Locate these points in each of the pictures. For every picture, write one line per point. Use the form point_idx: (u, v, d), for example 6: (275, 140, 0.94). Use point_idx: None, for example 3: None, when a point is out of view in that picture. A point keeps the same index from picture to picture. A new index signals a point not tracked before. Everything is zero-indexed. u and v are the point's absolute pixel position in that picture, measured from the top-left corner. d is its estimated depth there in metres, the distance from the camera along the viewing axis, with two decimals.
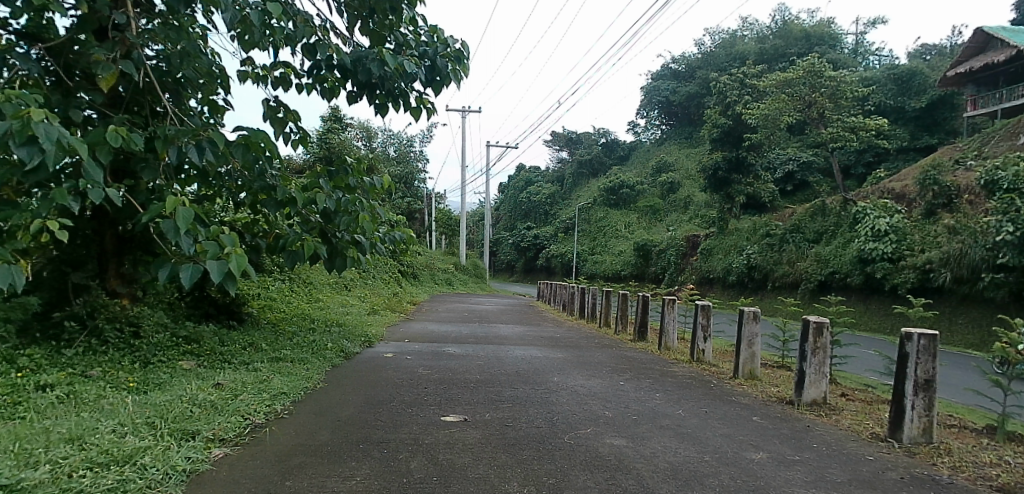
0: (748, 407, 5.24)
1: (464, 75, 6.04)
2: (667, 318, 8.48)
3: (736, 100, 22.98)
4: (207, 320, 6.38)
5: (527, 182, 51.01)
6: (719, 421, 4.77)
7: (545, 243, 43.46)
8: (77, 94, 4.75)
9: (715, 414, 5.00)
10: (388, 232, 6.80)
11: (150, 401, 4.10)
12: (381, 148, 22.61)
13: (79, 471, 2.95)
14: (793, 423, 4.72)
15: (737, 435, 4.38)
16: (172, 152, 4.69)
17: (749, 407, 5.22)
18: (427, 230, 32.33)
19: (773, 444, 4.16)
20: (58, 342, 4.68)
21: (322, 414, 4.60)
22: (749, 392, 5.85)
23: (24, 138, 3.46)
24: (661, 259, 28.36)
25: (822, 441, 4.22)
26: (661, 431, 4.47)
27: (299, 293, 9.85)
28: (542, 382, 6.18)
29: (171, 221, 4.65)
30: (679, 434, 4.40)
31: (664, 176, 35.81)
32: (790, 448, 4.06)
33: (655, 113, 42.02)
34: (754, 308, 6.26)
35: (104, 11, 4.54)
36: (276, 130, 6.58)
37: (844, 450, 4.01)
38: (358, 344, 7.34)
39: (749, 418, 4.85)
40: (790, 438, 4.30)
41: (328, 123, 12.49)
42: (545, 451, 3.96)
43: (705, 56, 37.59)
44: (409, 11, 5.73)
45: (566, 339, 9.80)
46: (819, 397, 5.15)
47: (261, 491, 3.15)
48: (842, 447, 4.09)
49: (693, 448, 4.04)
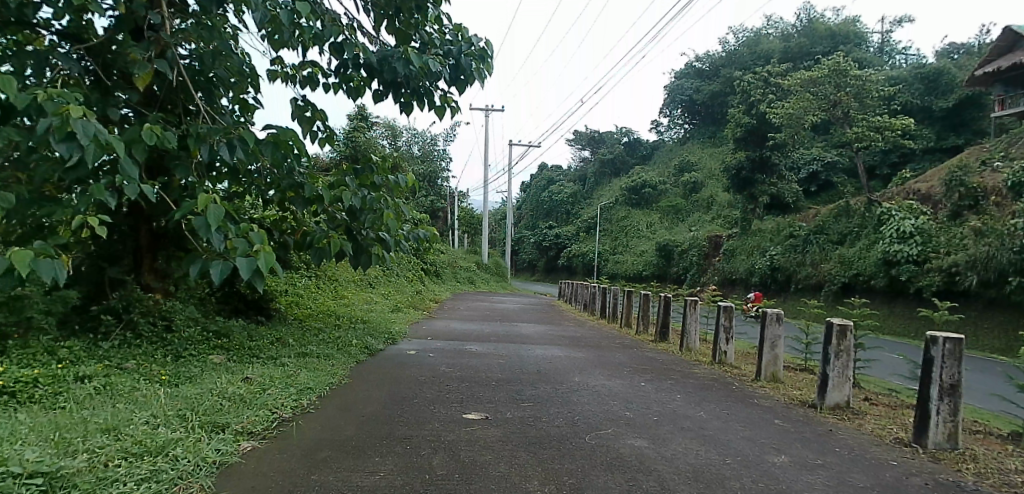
0: (770, 410, 5.20)
1: (488, 74, 6.07)
2: (689, 319, 8.42)
3: (760, 99, 22.73)
4: (236, 315, 6.51)
5: (549, 181, 50.93)
6: (741, 424, 4.74)
7: (567, 242, 43.40)
8: (115, 93, 4.88)
9: (737, 416, 4.97)
10: (412, 230, 6.86)
11: (182, 393, 4.20)
12: (406, 146, 22.76)
13: (115, 461, 3.03)
14: (815, 427, 4.68)
15: (759, 438, 4.35)
16: (203, 150, 4.79)
17: (771, 410, 5.18)
18: (449, 229, 32.52)
19: (795, 447, 4.13)
20: (95, 335, 4.79)
21: (346, 409, 4.67)
22: (772, 395, 5.79)
23: (63, 134, 3.58)
24: (684, 259, 28.16)
25: (844, 446, 4.18)
26: (683, 433, 4.45)
27: (323, 290, 9.96)
28: (563, 382, 6.19)
29: (203, 218, 4.75)
30: (701, 435, 4.38)
31: (687, 176, 35.50)
32: (814, 452, 4.02)
33: (677, 112, 41.70)
34: (777, 310, 6.18)
35: (140, 11, 4.64)
36: (304, 129, 6.68)
37: (867, 455, 3.96)
38: (382, 341, 7.42)
39: (771, 421, 4.82)
40: (812, 442, 4.26)
41: (353, 122, 12.64)
42: (566, 450, 3.98)
43: (728, 54, 37.19)
44: (434, 10, 5.79)
45: (588, 339, 9.78)
46: (842, 401, 5.09)
47: (289, 484, 3.22)
48: (865, 451, 4.04)
49: (714, 451, 4.02)
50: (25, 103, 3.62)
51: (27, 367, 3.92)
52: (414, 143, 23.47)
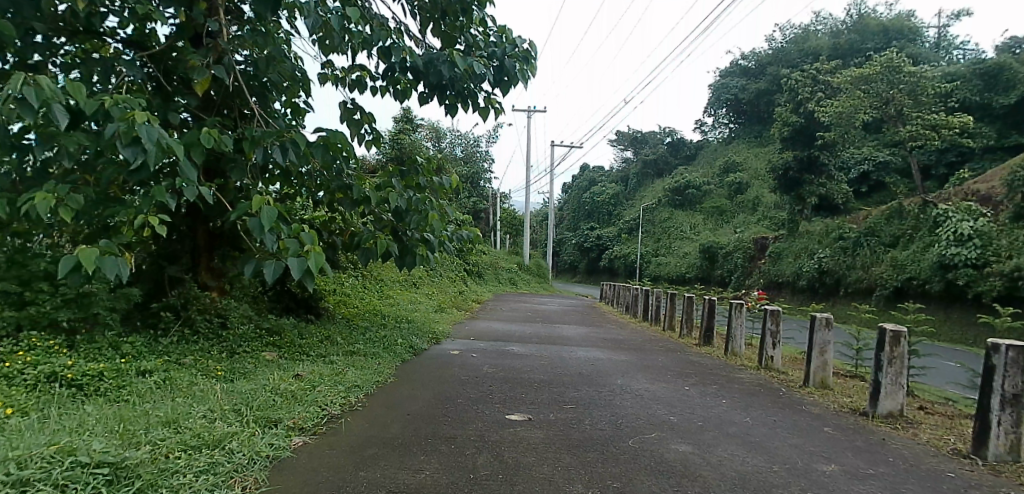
0: (819, 417, 5.05)
1: (531, 75, 6.08)
2: (735, 322, 8.25)
3: (809, 98, 22.14)
4: (287, 314, 6.69)
5: (590, 182, 50.64)
6: (789, 431, 4.62)
7: (609, 243, 43.08)
8: (175, 98, 5.07)
9: (785, 423, 4.84)
10: (456, 231, 6.91)
11: (237, 389, 4.32)
12: (449, 147, 22.96)
13: (175, 453, 3.13)
14: (867, 435, 4.52)
15: (808, 446, 4.23)
16: (258, 153, 4.93)
17: (820, 417, 5.03)
18: (491, 229, 32.67)
19: (845, 456, 4.00)
20: (156, 331, 4.98)
21: (392, 407, 4.74)
22: (821, 402, 5.62)
23: (129, 139, 3.73)
24: (729, 262, 27.59)
25: (898, 456, 4.02)
26: (729, 439, 4.36)
27: (369, 290, 10.11)
28: (606, 384, 6.13)
29: (257, 218, 4.88)
30: (746, 442, 4.28)
31: (731, 176, 34.78)
32: (866, 461, 3.89)
33: (721, 111, 40.93)
34: (827, 315, 5.99)
35: (200, 18, 4.80)
36: (352, 131, 6.81)
37: (922, 466, 3.81)
38: (426, 340, 7.50)
39: (820, 428, 4.68)
40: (864, 451, 4.11)
41: (399, 124, 12.82)
42: (610, 453, 3.95)
43: (775, 52, 36.30)
44: (479, 13, 5.82)
45: (631, 342, 9.67)
46: (895, 410, 4.89)
47: (338, 480, 3.28)
48: (920, 462, 3.89)
49: (761, 458, 3.93)
50: (94, 108, 3.77)
51: (93, 361, 3.93)
52: (458, 145, 23.61)
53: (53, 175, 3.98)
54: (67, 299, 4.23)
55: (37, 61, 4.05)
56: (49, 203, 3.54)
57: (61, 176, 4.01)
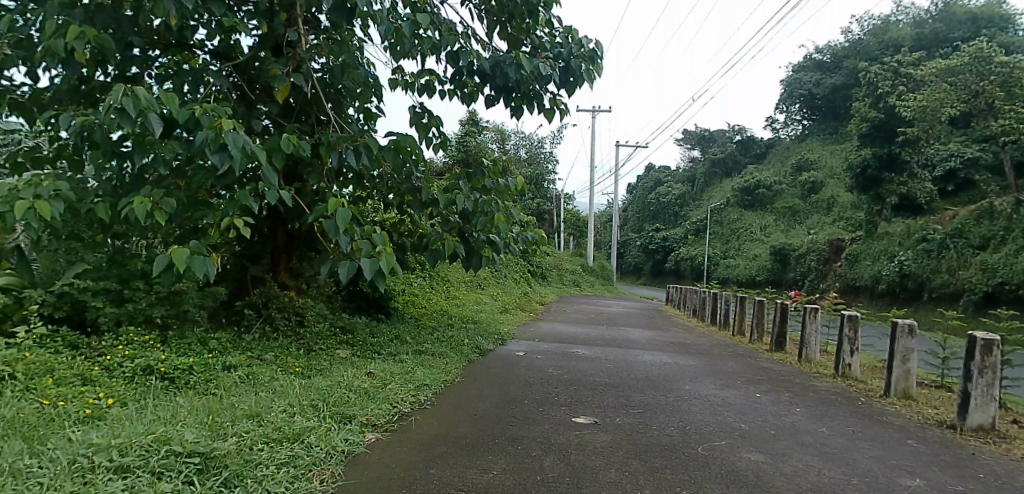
0: (901, 428, 4.78)
1: (597, 74, 6.02)
2: (809, 327, 7.91)
3: (889, 92, 21.00)
4: (359, 313, 6.89)
5: (656, 182, 49.79)
6: (868, 442, 4.39)
7: (675, 245, 42.24)
8: (257, 106, 5.31)
9: (864, 434, 4.61)
10: (521, 232, 6.94)
11: (314, 384, 4.49)
12: (514, 149, 23.08)
13: (259, 445, 3.27)
14: (955, 449, 4.24)
15: (889, 458, 4.01)
16: (333, 158, 5.10)
17: (902, 429, 4.76)
18: (555, 231, 32.64)
19: (930, 470, 3.77)
20: (239, 328, 5.26)
21: (460, 407, 4.80)
22: (903, 413, 5.32)
23: (217, 146, 3.94)
24: (803, 264, 26.50)
25: (990, 472, 3.76)
26: (803, 449, 4.19)
27: (436, 290, 10.28)
28: (674, 389, 6.00)
29: (332, 220, 5.05)
30: (823, 452, 4.10)
31: (805, 174, 33.38)
32: (955, 477, 3.65)
33: (794, 108, 39.39)
34: (910, 321, 5.65)
35: (280, 29, 5.01)
36: (420, 135, 6.95)
37: (1018, 484, 3.55)
38: (492, 341, 7.57)
39: (902, 441, 4.43)
40: (951, 466, 3.86)
41: (465, 126, 13.00)
42: (678, 460, 3.86)
43: (852, 44, 34.63)
44: (545, 13, 5.82)
45: (699, 346, 9.43)
46: (986, 423, 4.56)
47: (408, 476, 3.35)
48: (1014, 480, 3.62)
49: (839, 470, 3.75)
50: (185, 117, 4.00)
51: (184, 355, 4.12)
52: (522, 146, 23.71)
53: (149, 181, 4.25)
54: (160, 298, 4.40)
55: (135, 73, 4.32)
56: (146, 207, 3.79)
57: (156, 181, 4.27)
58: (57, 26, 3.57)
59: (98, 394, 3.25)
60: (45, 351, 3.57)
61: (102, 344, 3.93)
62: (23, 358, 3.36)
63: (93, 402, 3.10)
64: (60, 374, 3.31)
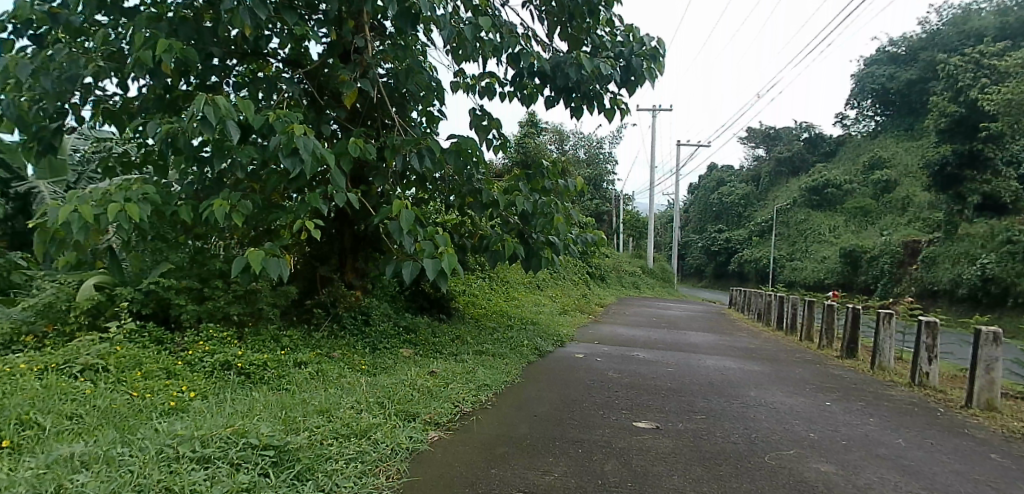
0: (985, 443, 4.48)
1: (659, 73, 5.91)
2: (883, 334, 7.53)
3: (970, 85, 19.64)
4: (422, 313, 7.02)
5: (718, 182, 48.57)
6: (949, 456, 4.14)
7: (738, 247, 41.09)
8: (326, 111, 5.48)
9: (944, 447, 4.35)
10: (580, 233, 6.89)
11: (379, 382, 4.60)
12: (572, 150, 22.97)
13: (328, 439, 3.37)
14: None
15: (972, 474, 3.77)
16: (397, 161, 5.21)
17: (987, 443, 4.47)
18: (614, 232, 32.32)
19: (1019, 489, 3.52)
20: (309, 326, 5.46)
21: (521, 408, 4.81)
22: (986, 426, 4.98)
23: (289, 150, 4.09)
24: (876, 267, 25.28)
25: None
26: (877, 461, 3.99)
27: (496, 291, 10.35)
28: (738, 395, 5.83)
29: (397, 222, 5.16)
30: (899, 465, 3.89)
31: (878, 173, 31.83)
32: None
33: (866, 104, 37.62)
34: (995, 329, 5.29)
35: (348, 36, 5.16)
36: (481, 137, 7.01)
37: None
38: (551, 342, 7.55)
39: (987, 455, 4.16)
40: None
41: (525, 128, 13.04)
42: (744, 468, 3.75)
43: (930, 35, 32.80)
44: (606, 13, 5.76)
45: (765, 352, 9.12)
46: None
47: (470, 475, 3.38)
48: None
49: (916, 484, 3.56)
50: (260, 123, 4.17)
51: (258, 351, 4.28)
52: (580, 147, 23.58)
53: (227, 184, 4.45)
54: (237, 296, 4.55)
55: (214, 82, 4.53)
56: (224, 209, 3.97)
57: (234, 184, 4.47)
58: (145, 39, 3.79)
59: (181, 387, 3.41)
60: (135, 346, 3.78)
61: (184, 339, 4.13)
62: (115, 352, 3.57)
63: (177, 395, 3.25)
64: (147, 367, 3.50)
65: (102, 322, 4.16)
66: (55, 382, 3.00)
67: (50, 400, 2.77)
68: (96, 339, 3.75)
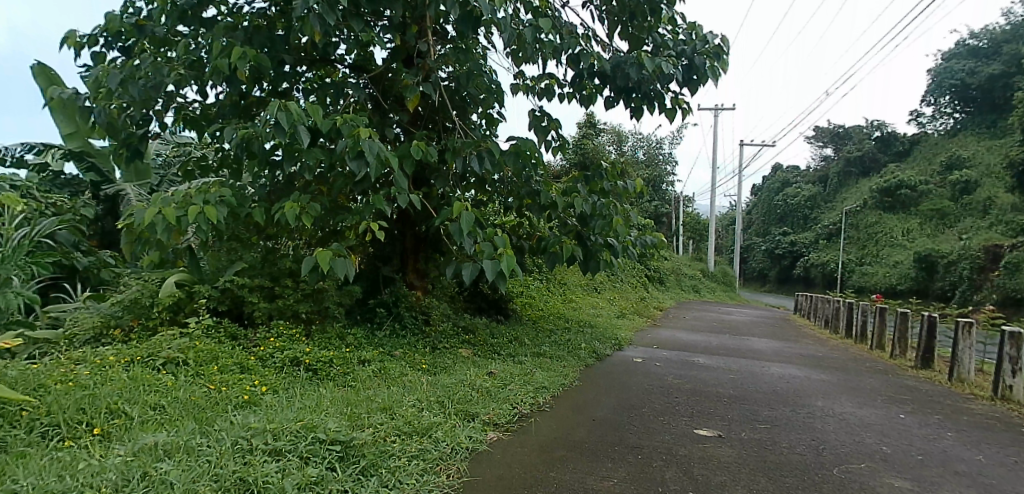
0: None
1: (723, 71, 5.75)
2: (963, 344, 7.10)
3: None
4: (480, 314, 7.08)
5: (782, 183, 46.99)
6: None
7: (803, 250, 39.63)
8: (389, 115, 5.60)
9: None
10: (640, 236, 6.78)
11: (439, 382, 4.66)
12: (631, 151, 22.68)
13: (391, 437, 3.44)
14: None
15: None
16: (458, 163, 5.28)
17: None
18: (673, 234, 31.73)
19: None
20: (372, 325, 5.59)
21: (579, 411, 4.78)
22: None
23: (355, 154, 4.19)
24: (954, 273, 23.89)
25: None
26: (956, 478, 3.77)
27: (553, 293, 10.32)
28: (805, 405, 5.62)
29: (457, 223, 5.21)
30: (981, 484, 3.67)
31: (957, 173, 30.08)
32: None
33: (944, 100, 35.62)
34: None
35: (411, 40, 5.26)
36: (540, 138, 7.01)
37: None
38: (609, 346, 7.47)
39: None
40: None
41: (583, 129, 12.96)
42: (811, 481, 3.61)
43: (1016, 26, 30.76)
44: (668, 11, 5.67)
45: (833, 360, 8.74)
46: None
47: (529, 477, 3.38)
48: None
49: None
50: (328, 127, 4.29)
51: (324, 349, 4.41)
52: (639, 148, 23.26)
53: (297, 187, 4.61)
54: (305, 294, 4.71)
55: (285, 88, 4.70)
56: (295, 211, 4.12)
57: (303, 186, 4.64)
58: (223, 47, 3.97)
59: (253, 381, 3.55)
60: (211, 341, 3.96)
61: (256, 335, 4.30)
62: (194, 347, 3.75)
63: (250, 389, 3.38)
64: (222, 362, 3.66)
65: (182, 318, 4.37)
66: (140, 374, 3.16)
67: (136, 391, 2.91)
68: (177, 334, 3.95)
